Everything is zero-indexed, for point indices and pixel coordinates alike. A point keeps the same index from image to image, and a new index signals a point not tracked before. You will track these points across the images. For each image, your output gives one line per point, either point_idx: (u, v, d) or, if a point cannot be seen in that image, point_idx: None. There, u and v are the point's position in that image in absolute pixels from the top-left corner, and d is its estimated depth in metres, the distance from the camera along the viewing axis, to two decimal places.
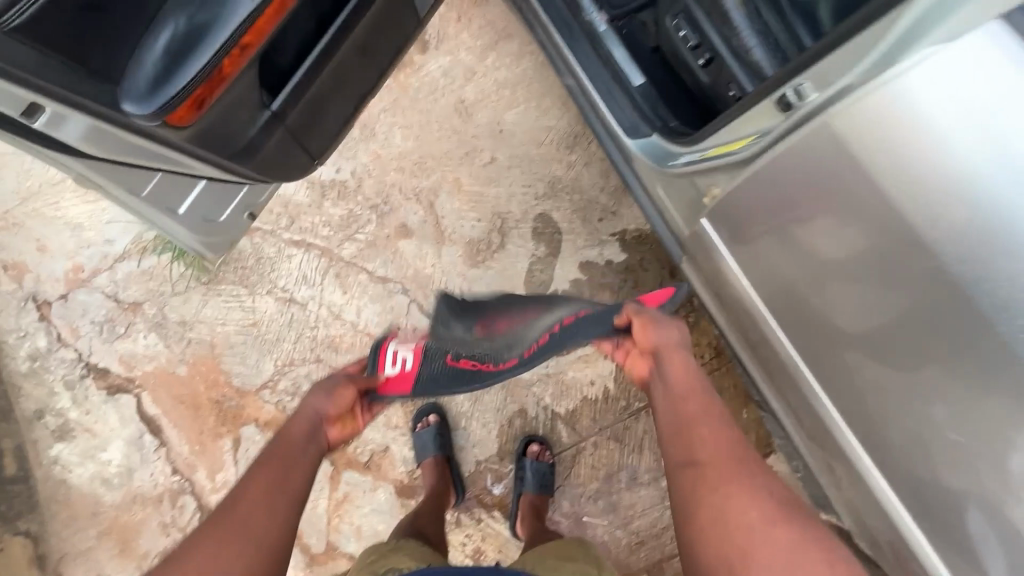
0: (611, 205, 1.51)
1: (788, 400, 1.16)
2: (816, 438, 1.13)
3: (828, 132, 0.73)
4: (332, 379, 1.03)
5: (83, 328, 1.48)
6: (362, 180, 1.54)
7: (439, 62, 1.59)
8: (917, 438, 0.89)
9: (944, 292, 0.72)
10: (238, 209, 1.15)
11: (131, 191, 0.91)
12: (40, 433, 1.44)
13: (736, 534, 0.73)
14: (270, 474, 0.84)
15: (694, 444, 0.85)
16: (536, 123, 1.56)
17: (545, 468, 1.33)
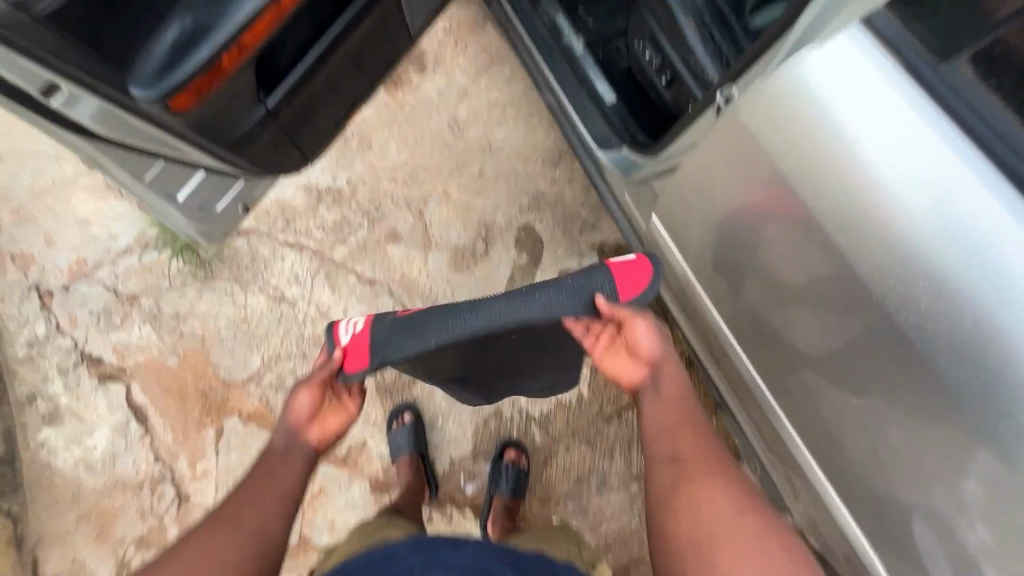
0: (592, 219, 1.59)
1: (749, 411, 1.18)
2: (777, 450, 1.14)
3: (748, 133, 0.80)
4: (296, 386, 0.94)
5: (81, 318, 1.54)
6: (357, 187, 1.62)
7: (435, 83, 1.70)
8: (862, 450, 0.89)
9: (863, 288, 0.75)
10: (234, 202, 1.25)
11: (135, 176, 1.00)
12: (30, 416, 1.49)
13: (706, 524, 0.75)
14: (266, 471, 0.87)
15: (675, 441, 0.86)
16: (524, 141, 1.65)
17: (520, 474, 1.36)
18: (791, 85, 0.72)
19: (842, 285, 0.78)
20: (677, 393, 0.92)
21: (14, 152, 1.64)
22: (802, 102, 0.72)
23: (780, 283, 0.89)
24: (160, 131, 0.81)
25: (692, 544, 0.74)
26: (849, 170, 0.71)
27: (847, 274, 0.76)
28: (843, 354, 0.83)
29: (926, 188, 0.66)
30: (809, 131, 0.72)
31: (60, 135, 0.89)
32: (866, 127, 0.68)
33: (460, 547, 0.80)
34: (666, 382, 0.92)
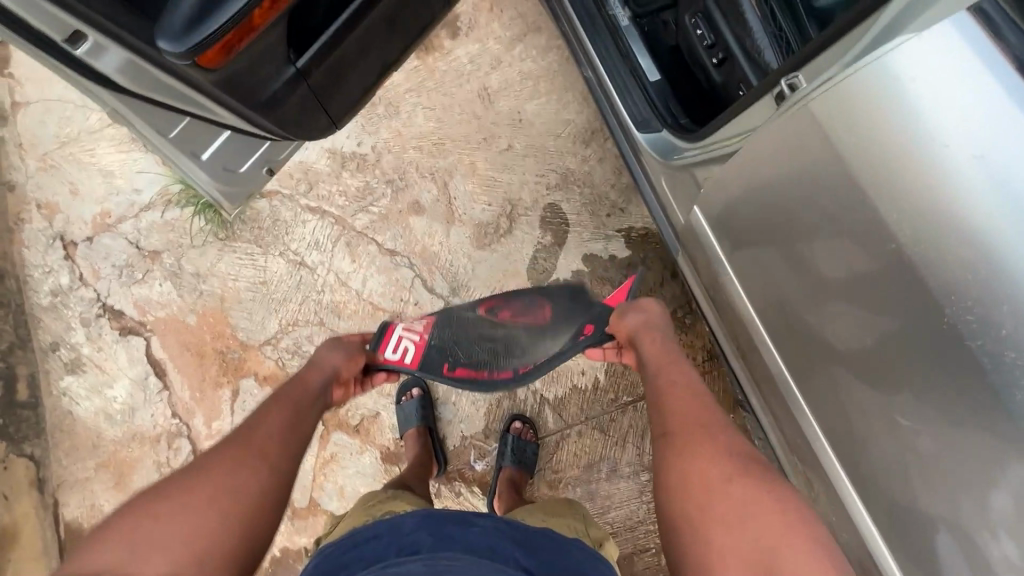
0: (621, 202, 1.54)
1: (774, 409, 1.05)
2: (789, 452, 1.06)
3: (812, 119, 0.75)
4: (347, 344, 1.18)
5: (104, 270, 1.55)
6: (381, 155, 1.59)
7: (468, 49, 1.63)
8: (882, 464, 0.83)
9: (919, 290, 0.71)
10: (258, 164, 1.18)
11: (159, 132, 0.97)
12: (53, 364, 1.51)
13: (699, 498, 0.79)
14: (285, 411, 0.96)
15: (668, 421, 0.93)
16: (556, 115, 1.59)
17: (526, 446, 1.37)
18: (872, 71, 0.68)
19: (891, 287, 0.74)
20: (657, 354, 1.06)
21: (41, 98, 1.63)
22: (881, 89, 0.67)
23: (823, 283, 0.83)
24: (186, 88, 0.77)
25: (690, 519, 0.78)
26: (921, 164, 0.67)
27: (902, 277, 0.72)
28: (881, 362, 0.78)
29: (1001, 190, 0.63)
30: (884, 119, 0.68)
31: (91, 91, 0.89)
32: (951, 121, 0.64)
33: (469, 524, 0.80)
34: (646, 347, 1.08)
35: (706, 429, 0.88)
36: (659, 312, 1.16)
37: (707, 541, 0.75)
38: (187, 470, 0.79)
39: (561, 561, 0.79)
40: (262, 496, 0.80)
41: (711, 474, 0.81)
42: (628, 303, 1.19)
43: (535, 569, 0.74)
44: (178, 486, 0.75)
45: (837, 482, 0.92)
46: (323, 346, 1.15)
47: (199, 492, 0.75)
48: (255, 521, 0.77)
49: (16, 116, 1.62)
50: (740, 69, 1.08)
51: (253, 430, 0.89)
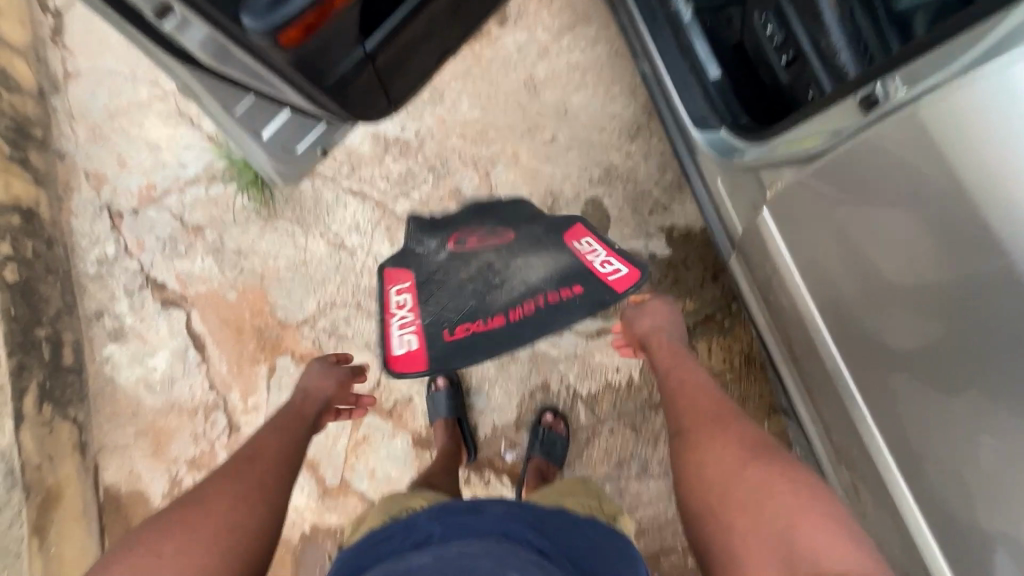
0: (664, 199, 1.52)
1: (823, 416, 1.03)
2: (837, 460, 1.03)
3: (910, 127, 0.73)
4: (338, 372, 1.25)
5: (148, 243, 1.58)
6: (425, 141, 1.58)
7: (515, 37, 1.61)
8: (935, 477, 0.81)
9: (1002, 302, 0.70)
10: (314, 145, 1.17)
11: (225, 108, 0.96)
12: (97, 331, 1.54)
13: (715, 487, 0.80)
14: (282, 439, 0.99)
15: (682, 416, 0.95)
16: (601, 109, 1.57)
17: (557, 438, 1.37)
18: (979, 82, 0.68)
19: (968, 297, 0.73)
20: (671, 360, 1.09)
21: (92, 69, 1.65)
22: (981, 95, 0.68)
23: (891, 290, 0.81)
24: (268, 73, 0.77)
25: (709, 506, 0.79)
26: (1011, 178, 0.67)
27: (978, 288, 0.71)
28: (948, 372, 0.77)
29: None
30: (977, 131, 0.68)
31: (165, 65, 0.89)
32: None
33: (480, 510, 0.84)
34: (658, 351, 1.12)
35: (715, 417, 0.90)
36: (668, 313, 1.20)
37: (729, 524, 0.75)
38: (183, 504, 0.79)
39: (577, 541, 0.82)
40: (256, 535, 0.79)
41: (723, 461, 0.82)
42: (635, 306, 1.23)
43: (550, 551, 0.77)
44: (178, 520, 0.76)
45: (892, 493, 0.89)
46: (309, 376, 1.22)
47: (202, 527, 0.75)
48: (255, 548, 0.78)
49: (68, 86, 1.65)
50: (811, 70, 1.03)
51: (252, 459, 0.90)
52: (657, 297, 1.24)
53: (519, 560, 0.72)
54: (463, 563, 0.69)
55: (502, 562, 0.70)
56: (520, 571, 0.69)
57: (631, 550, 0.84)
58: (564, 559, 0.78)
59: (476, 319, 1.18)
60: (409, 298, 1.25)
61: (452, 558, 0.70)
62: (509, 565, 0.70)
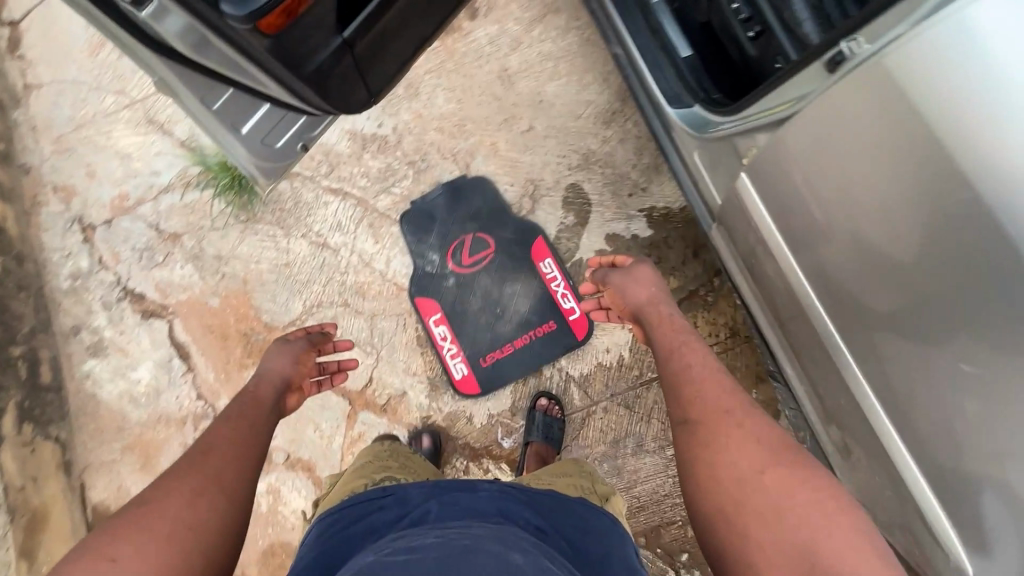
0: (642, 181, 1.55)
1: (810, 375, 1.07)
2: (825, 419, 1.09)
3: (874, 88, 0.76)
4: (293, 348, 1.23)
5: (124, 254, 1.54)
6: (402, 136, 1.59)
7: (487, 30, 1.63)
8: (923, 425, 0.85)
9: (975, 245, 0.73)
10: (292, 138, 1.13)
11: (204, 101, 0.97)
12: (75, 347, 1.50)
13: (731, 492, 0.82)
14: (240, 429, 0.97)
15: (688, 407, 0.95)
16: (576, 97, 1.60)
17: (552, 422, 1.39)
18: (931, 40, 0.72)
19: (944, 245, 0.76)
20: (669, 340, 1.08)
21: (53, 79, 1.61)
22: (935, 52, 0.72)
23: (870, 249, 0.84)
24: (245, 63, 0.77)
25: (723, 509, 0.82)
26: (968, 131, 0.71)
27: (953, 237, 0.74)
28: (928, 321, 0.80)
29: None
30: (936, 87, 0.72)
31: (140, 59, 0.89)
32: (999, 85, 0.70)
33: (475, 491, 0.85)
34: (653, 323, 1.13)
35: (729, 414, 0.91)
36: (655, 279, 1.21)
37: (741, 529, 0.78)
38: (135, 505, 0.77)
39: (569, 521, 0.85)
40: (220, 531, 0.79)
41: (738, 464, 0.84)
42: (622, 269, 1.24)
43: (548, 529, 0.81)
44: (132, 521, 0.74)
45: (885, 447, 0.93)
46: (266, 359, 1.19)
47: (160, 526, 0.74)
48: (223, 541, 0.78)
49: (29, 98, 1.60)
50: (777, 43, 1.08)
51: (208, 454, 0.88)
52: (639, 263, 1.24)
53: (521, 538, 0.74)
54: (464, 544, 0.68)
55: (503, 544, 0.70)
56: (524, 553, 0.69)
57: (613, 528, 0.87)
58: (557, 535, 0.81)
59: (501, 347, 1.46)
60: (445, 328, 1.47)
61: (453, 536, 0.70)
62: (513, 546, 0.70)
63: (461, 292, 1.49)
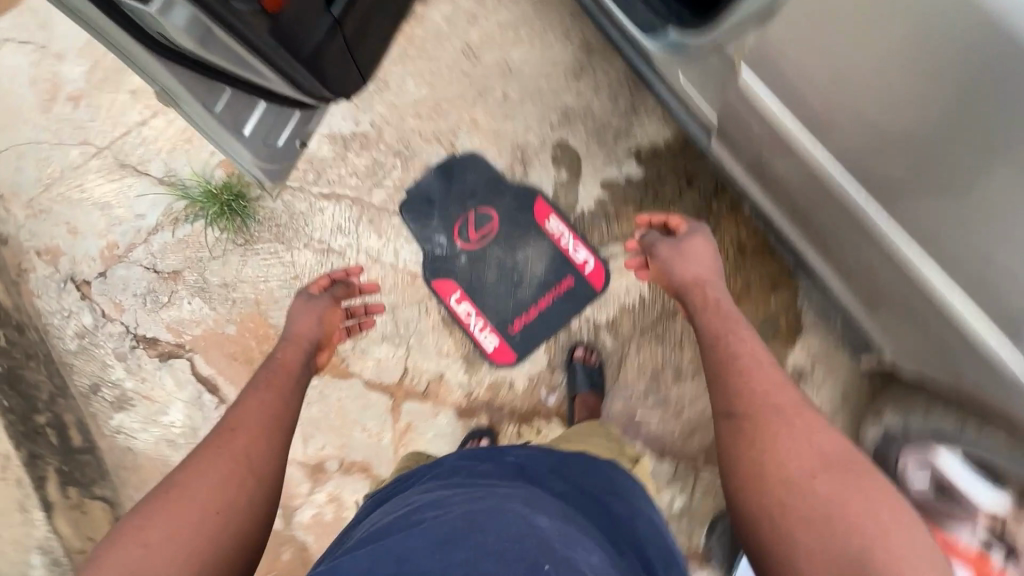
0: (624, 125, 1.57)
1: (837, 256, 1.12)
2: (861, 300, 1.13)
3: None
4: (319, 305, 1.20)
5: (126, 302, 1.51)
6: (382, 129, 1.59)
7: (441, 11, 1.64)
8: (963, 266, 0.84)
9: (977, 81, 0.68)
10: (289, 136, 1.31)
11: (207, 107, 1.10)
12: (99, 405, 1.46)
13: (781, 493, 0.79)
14: (269, 392, 0.98)
15: (732, 397, 0.92)
16: (542, 58, 1.62)
17: (593, 370, 1.43)
18: None
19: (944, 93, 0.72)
20: (716, 327, 1.04)
21: (11, 143, 1.55)
22: None
23: (876, 123, 0.83)
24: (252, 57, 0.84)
25: (771, 511, 0.79)
26: None
27: (961, 90, 0.70)
28: (944, 173, 0.78)
29: None
30: None
31: (143, 70, 1.00)
32: None
33: (504, 454, 0.89)
34: (697, 303, 1.10)
35: (778, 412, 0.87)
36: (710, 254, 1.16)
37: (792, 534, 0.76)
38: (170, 487, 0.79)
39: (594, 478, 0.87)
40: (247, 514, 0.80)
41: (790, 465, 0.81)
42: (675, 241, 1.18)
43: (572, 488, 0.84)
44: (163, 502, 0.77)
45: (925, 305, 0.94)
46: (293, 319, 1.17)
47: (188, 512, 0.76)
48: (259, 517, 0.82)
49: None
50: None
51: (236, 430, 0.88)
52: (693, 236, 1.18)
53: (549, 504, 0.77)
54: (489, 506, 0.71)
55: (530, 506, 0.74)
56: (549, 515, 0.73)
57: (625, 483, 0.88)
58: (577, 490, 0.84)
59: (525, 312, 1.49)
60: (469, 305, 1.48)
61: (485, 496, 0.75)
62: (537, 508, 0.74)
63: (474, 268, 1.51)
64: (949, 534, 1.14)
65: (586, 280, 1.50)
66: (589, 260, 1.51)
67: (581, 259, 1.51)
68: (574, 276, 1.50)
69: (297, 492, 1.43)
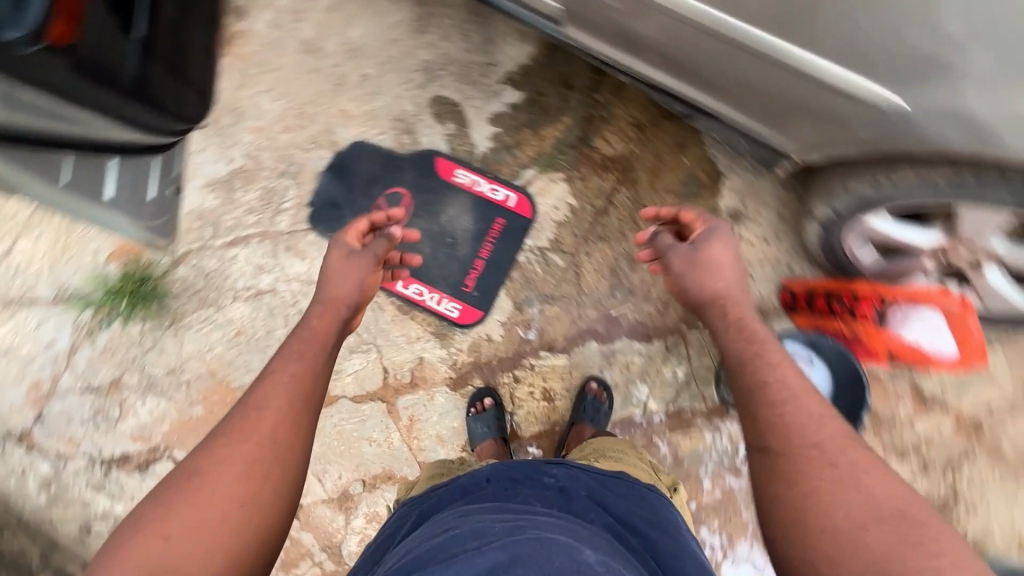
0: (487, 57, 1.56)
1: (722, 87, 1.15)
2: (765, 119, 1.16)
3: None
4: (364, 256, 1.04)
5: (78, 432, 1.41)
6: (258, 156, 1.52)
7: (264, 21, 1.58)
8: (833, 35, 0.89)
9: None
10: (164, 182, 1.47)
11: (51, 177, 1.30)
12: (97, 543, 1.37)
13: (824, 545, 0.70)
14: (299, 367, 0.87)
15: (764, 430, 0.80)
16: (381, 26, 1.58)
17: (600, 406, 1.39)
18: None
19: None
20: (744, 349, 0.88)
21: None
22: None
23: None
24: (61, 103, 1.07)
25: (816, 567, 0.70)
26: None
27: None
28: None
29: None
30: None
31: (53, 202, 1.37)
32: None
33: (545, 475, 0.91)
34: (719, 321, 0.94)
35: (819, 451, 0.76)
36: (732, 262, 0.97)
37: None
38: (193, 474, 0.77)
39: (637, 509, 0.89)
40: (271, 506, 0.78)
41: (835, 516, 0.71)
42: (690, 247, 0.99)
43: (615, 523, 0.85)
44: (186, 490, 0.76)
45: (813, 88, 0.99)
46: (331, 275, 1.02)
47: (207, 505, 0.74)
48: (279, 514, 0.79)
49: None
50: None
51: (262, 411, 0.82)
52: (715, 231, 0.99)
53: (593, 536, 0.77)
54: (531, 535, 0.72)
55: (574, 536, 0.75)
56: (594, 547, 0.74)
57: (673, 520, 0.90)
58: (623, 527, 0.84)
59: (471, 267, 1.48)
60: (419, 284, 1.47)
61: (522, 522, 0.75)
62: (581, 540, 0.74)
63: (407, 248, 1.49)
64: (909, 285, 1.25)
65: (514, 214, 1.50)
66: (509, 195, 1.51)
67: (502, 198, 1.51)
68: (504, 215, 1.50)
69: (335, 528, 1.40)
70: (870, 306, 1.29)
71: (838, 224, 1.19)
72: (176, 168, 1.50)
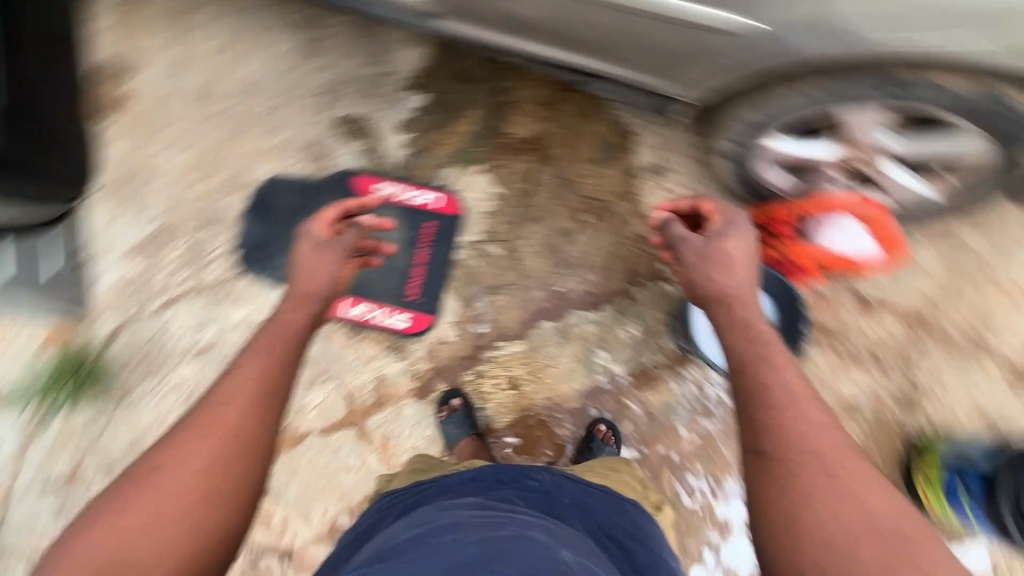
0: (384, 67, 1.57)
1: (604, 47, 1.17)
2: (653, 70, 1.17)
3: None
4: (338, 244, 1.04)
5: (45, 530, 1.37)
6: (174, 212, 1.49)
7: (153, 77, 1.56)
8: None
9: None
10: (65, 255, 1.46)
11: None
12: None
13: (818, 558, 0.71)
14: (265, 362, 0.85)
15: (761, 430, 0.80)
16: (272, 57, 1.57)
17: (596, 444, 1.37)
18: None
19: None
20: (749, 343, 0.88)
21: None
22: None
23: None
24: None
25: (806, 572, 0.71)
26: None
27: None
28: None
29: None
30: None
31: None
32: None
33: (530, 478, 0.93)
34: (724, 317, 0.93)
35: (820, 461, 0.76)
36: (744, 259, 0.97)
37: None
38: (155, 465, 0.77)
39: (616, 517, 0.89)
40: (229, 504, 0.77)
41: (826, 528, 0.72)
42: (703, 241, 0.99)
43: (596, 529, 0.85)
44: (147, 480, 0.75)
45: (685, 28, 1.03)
46: (305, 260, 1.01)
47: (167, 498, 0.74)
48: (238, 511, 0.77)
49: None
50: None
51: (226, 403, 0.80)
52: (737, 223, 1.00)
53: (574, 538, 0.78)
54: (507, 534, 0.72)
55: (552, 534, 0.76)
56: (572, 547, 0.74)
57: (653, 533, 0.90)
58: (603, 534, 0.85)
59: (411, 275, 1.48)
60: (361, 304, 1.45)
61: (503, 523, 0.76)
62: (561, 539, 0.75)
63: None
64: (823, 195, 1.28)
65: (443, 215, 1.51)
66: (434, 197, 1.52)
67: (426, 201, 1.52)
68: (431, 216, 1.51)
69: None
70: (787, 224, 1.33)
71: (747, 151, 1.23)
72: (81, 240, 1.47)
